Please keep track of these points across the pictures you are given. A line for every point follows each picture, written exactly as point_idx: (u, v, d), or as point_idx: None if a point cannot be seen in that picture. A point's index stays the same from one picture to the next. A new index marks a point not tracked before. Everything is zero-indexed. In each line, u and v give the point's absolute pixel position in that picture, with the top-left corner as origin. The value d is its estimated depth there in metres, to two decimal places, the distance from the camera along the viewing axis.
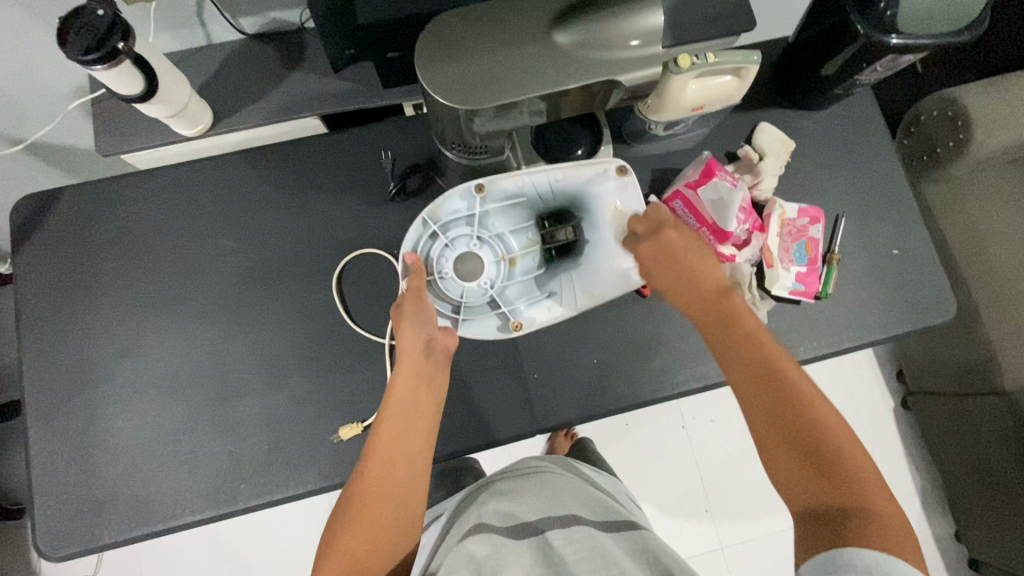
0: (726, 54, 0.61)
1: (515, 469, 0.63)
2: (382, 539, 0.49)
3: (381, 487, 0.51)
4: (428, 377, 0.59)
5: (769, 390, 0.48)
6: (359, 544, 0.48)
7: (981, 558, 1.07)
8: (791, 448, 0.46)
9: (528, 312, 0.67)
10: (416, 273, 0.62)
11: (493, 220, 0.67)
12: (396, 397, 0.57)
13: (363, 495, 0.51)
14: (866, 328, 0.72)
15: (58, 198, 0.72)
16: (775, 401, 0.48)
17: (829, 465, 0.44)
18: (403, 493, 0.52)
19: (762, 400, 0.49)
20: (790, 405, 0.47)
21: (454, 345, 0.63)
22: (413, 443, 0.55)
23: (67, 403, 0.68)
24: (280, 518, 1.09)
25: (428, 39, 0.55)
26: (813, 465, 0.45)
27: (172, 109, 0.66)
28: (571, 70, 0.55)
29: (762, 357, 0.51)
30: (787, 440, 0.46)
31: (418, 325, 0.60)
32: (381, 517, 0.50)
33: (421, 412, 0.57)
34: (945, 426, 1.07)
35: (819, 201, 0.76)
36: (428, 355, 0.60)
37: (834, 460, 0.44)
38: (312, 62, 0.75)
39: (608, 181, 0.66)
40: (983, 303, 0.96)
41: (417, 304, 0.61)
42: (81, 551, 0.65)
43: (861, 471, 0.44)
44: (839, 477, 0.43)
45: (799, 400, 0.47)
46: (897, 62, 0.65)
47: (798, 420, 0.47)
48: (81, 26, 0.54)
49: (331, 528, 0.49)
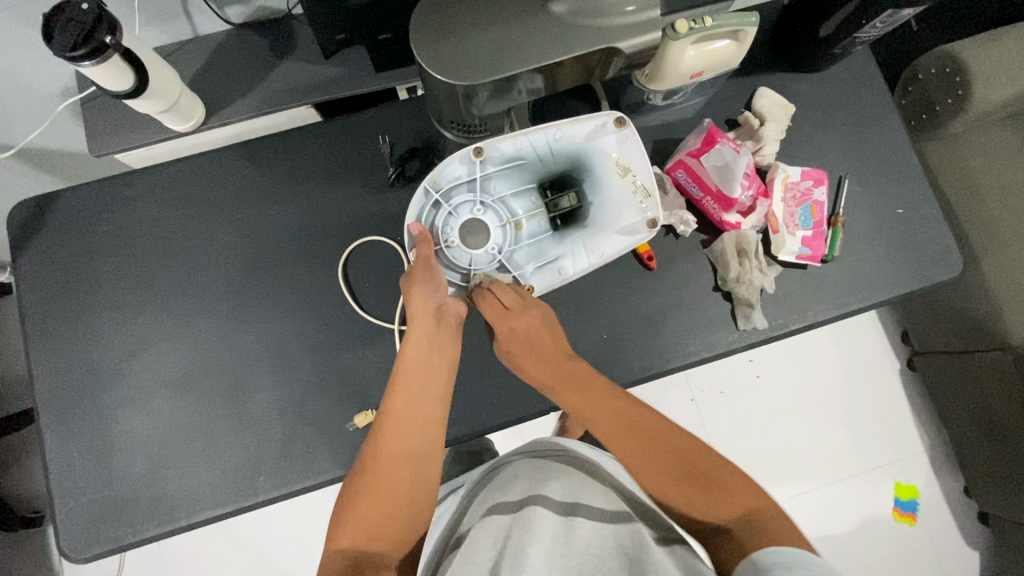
0: (722, 18, 0.59)
1: (539, 447, 0.61)
2: (398, 507, 0.50)
3: (397, 453, 0.52)
4: (441, 342, 0.59)
5: (637, 439, 0.53)
6: (374, 512, 0.49)
7: (991, 512, 1.08)
8: (676, 480, 0.51)
9: (537, 275, 0.66)
10: (423, 241, 0.61)
11: (496, 183, 0.66)
12: (409, 362, 0.56)
13: (379, 460, 0.51)
14: (872, 288, 0.72)
15: (54, 202, 0.72)
16: (646, 446, 0.53)
17: (713, 486, 0.50)
18: (419, 458, 0.52)
19: (642, 451, 0.53)
20: (666, 450, 0.53)
21: (464, 311, 0.62)
22: (427, 408, 0.55)
23: (80, 406, 0.68)
24: (297, 509, 1.10)
25: (423, 18, 0.54)
26: (703, 490, 0.50)
27: (164, 104, 0.65)
28: (569, 37, 0.54)
29: (622, 417, 0.55)
30: (674, 476, 0.51)
31: (429, 290, 0.59)
32: (395, 486, 0.51)
33: (433, 378, 0.57)
34: (952, 385, 1.08)
35: (821, 164, 0.75)
36: (439, 321, 0.60)
37: (713, 479, 0.50)
38: (303, 50, 0.73)
39: (606, 136, 0.67)
40: (987, 258, 0.96)
41: (428, 270, 0.60)
42: (108, 550, 0.65)
43: (739, 492, 0.50)
44: (726, 494, 0.49)
45: (664, 442, 0.53)
46: (895, 18, 0.64)
47: (674, 457, 0.52)
48: (66, 21, 0.53)
49: (348, 494, 0.51)
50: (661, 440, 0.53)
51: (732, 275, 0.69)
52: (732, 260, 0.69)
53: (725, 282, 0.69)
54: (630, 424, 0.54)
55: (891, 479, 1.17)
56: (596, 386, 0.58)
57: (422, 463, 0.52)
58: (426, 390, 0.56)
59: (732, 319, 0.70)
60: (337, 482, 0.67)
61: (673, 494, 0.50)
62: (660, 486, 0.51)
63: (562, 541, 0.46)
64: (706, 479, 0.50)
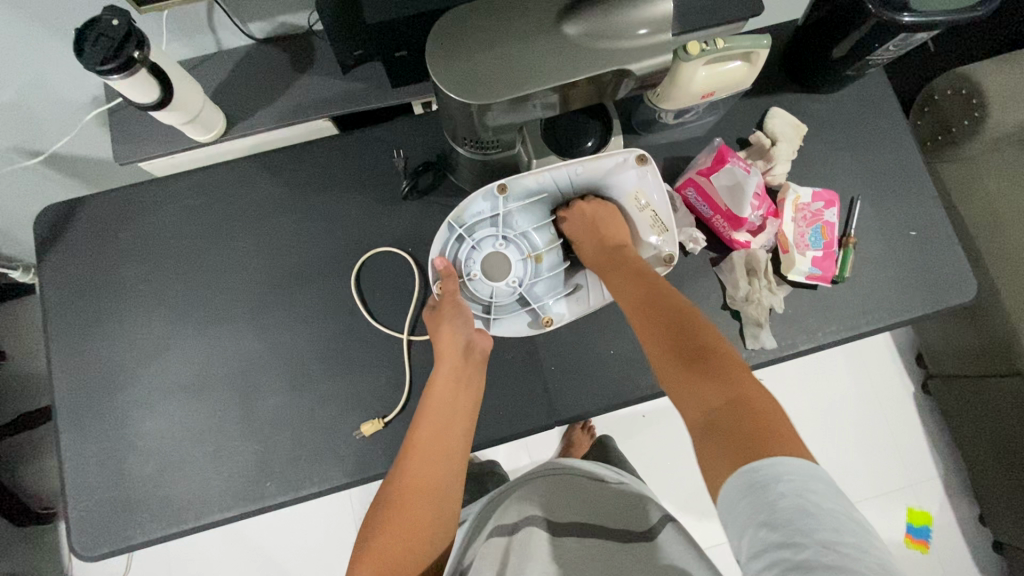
0: (735, 40, 0.60)
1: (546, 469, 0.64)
2: (420, 538, 0.51)
3: (420, 486, 0.53)
4: (467, 376, 0.62)
5: (656, 324, 0.55)
6: (396, 543, 0.50)
7: (1006, 540, 1.06)
8: (681, 360, 0.51)
9: (559, 305, 0.70)
10: (448, 277, 0.65)
11: (517, 219, 0.69)
12: (436, 395, 0.59)
13: (405, 493, 0.52)
14: (883, 310, 0.71)
15: (78, 208, 0.74)
16: (664, 329, 0.54)
17: (715, 370, 0.49)
18: (441, 489, 0.54)
19: (656, 330, 0.55)
20: (676, 331, 0.53)
21: (490, 346, 0.65)
22: (452, 441, 0.57)
23: (96, 405, 0.70)
24: (304, 514, 1.11)
25: (438, 38, 0.55)
26: (705, 378, 0.48)
27: (188, 116, 0.67)
28: (581, 61, 0.55)
29: (653, 302, 0.57)
30: (682, 364, 0.51)
31: (457, 324, 0.63)
32: (418, 518, 0.52)
33: (459, 411, 0.59)
34: (967, 408, 1.06)
35: (833, 185, 0.75)
36: (467, 355, 0.62)
37: (719, 366, 0.49)
38: (323, 64, 0.75)
39: (627, 171, 0.67)
40: (1007, 281, 0.94)
41: (455, 306, 0.64)
42: (118, 549, 0.66)
43: (744, 380, 0.47)
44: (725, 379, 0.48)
45: (690, 331, 0.53)
46: (908, 42, 0.64)
47: (691, 342, 0.52)
48: (96, 36, 0.55)
49: (370, 527, 0.52)
50: (679, 324, 0.54)
51: (742, 294, 0.68)
52: (739, 275, 0.68)
53: (734, 301, 0.69)
54: (657, 308, 0.56)
55: (904, 505, 1.15)
56: (638, 282, 0.60)
57: (442, 495, 0.54)
58: (450, 424, 0.58)
59: (740, 338, 0.70)
60: (343, 489, 0.68)
61: (672, 377, 0.51)
62: (665, 369, 0.52)
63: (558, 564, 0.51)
64: (702, 359, 0.50)
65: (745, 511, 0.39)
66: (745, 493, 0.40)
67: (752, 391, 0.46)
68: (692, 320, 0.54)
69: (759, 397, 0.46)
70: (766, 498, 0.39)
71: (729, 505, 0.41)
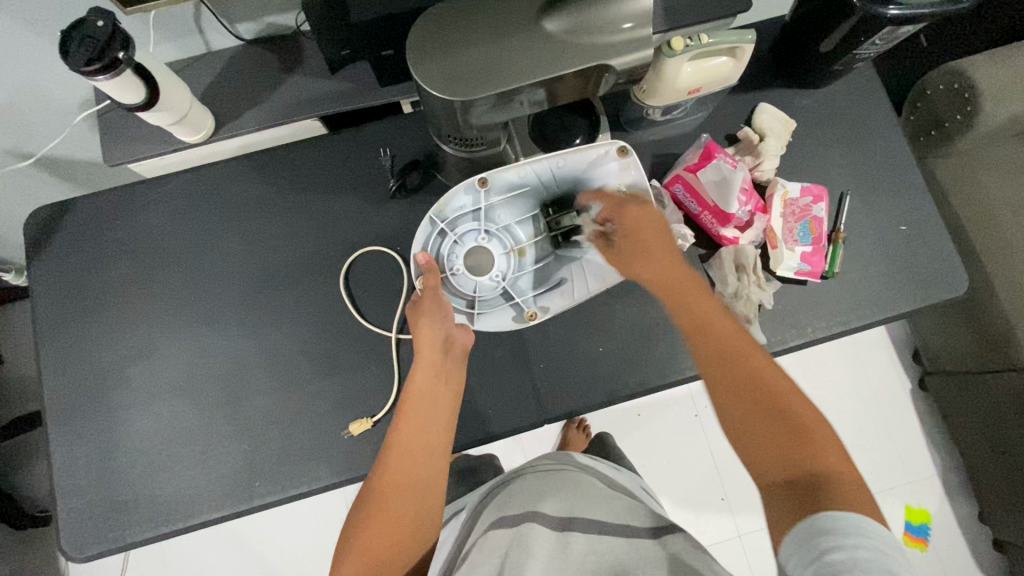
0: (720, 35, 0.60)
1: (538, 468, 0.63)
2: (405, 533, 0.51)
3: (402, 480, 0.53)
4: (448, 372, 0.62)
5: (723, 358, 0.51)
6: (380, 539, 0.50)
7: (1006, 539, 1.05)
8: (752, 407, 0.47)
9: (545, 297, 0.69)
10: (430, 272, 0.64)
11: (499, 212, 0.69)
12: (418, 388, 0.59)
13: (388, 487, 0.53)
14: (874, 305, 0.71)
15: (68, 209, 0.74)
16: (731, 364, 0.50)
17: (786, 420, 0.46)
18: (426, 485, 0.54)
19: (722, 366, 0.50)
20: (746, 370, 0.49)
21: (471, 342, 0.65)
22: (435, 436, 0.57)
23: (85, 407, 0.70)
24: (298, 514, 1.11)
25: (419, 36, 0.55)
26: (779, 432, 0.45)
27: (175, 116, 0.67)
28: (564, 55, 0.55)
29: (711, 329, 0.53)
30: (739, 402, 0.48)
31: (436, 321, 0.63)
32: (400, 515, 0.51)
33: (441, 403, 0.59)
34: (965, 405, 1.05)
35: (822, 180, 0.75)
36: (445, 351, 0.62)
37: (798, 422, 0.45)
38: (310, 64, 0.75)
39: (610, 163, 0.66)
40: (1000, 274, 0.94)
41: (435, 301, 0.64)
42: (107, 550, 0.66)
43: (818, 432, 0.45)
44: (800, 435, 0.45)
45: (758, 372, 0.49)
46: (895, 36, 0.64)
47: (759, 385, 0.48)
48: (82, 37, 0.55)
49: (353, 522, 0.52)
50: (746, 362, 0.50)
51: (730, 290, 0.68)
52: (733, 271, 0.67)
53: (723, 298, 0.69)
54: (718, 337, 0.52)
55: (903, 502, 1.14)
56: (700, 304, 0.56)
57: (428, 487, 0.54)
58: (433, 418, 0.58)
59: None
60: (332, 489, 0.68)
61: (744, 423, 0.47)
62: (731, 411, 0.48)
63: (558, 556, 0.48)
64: (775, 408, 0.46)
65: (815, 546, 0.38)
66: (813, 537, 0.38)
67: (823, 450, 0.44)
68: (755, 356, 0.50)
69: (833, 456, 0.44)
70: (840, 545, 0.37)
71: (795, 547, 0.39)
